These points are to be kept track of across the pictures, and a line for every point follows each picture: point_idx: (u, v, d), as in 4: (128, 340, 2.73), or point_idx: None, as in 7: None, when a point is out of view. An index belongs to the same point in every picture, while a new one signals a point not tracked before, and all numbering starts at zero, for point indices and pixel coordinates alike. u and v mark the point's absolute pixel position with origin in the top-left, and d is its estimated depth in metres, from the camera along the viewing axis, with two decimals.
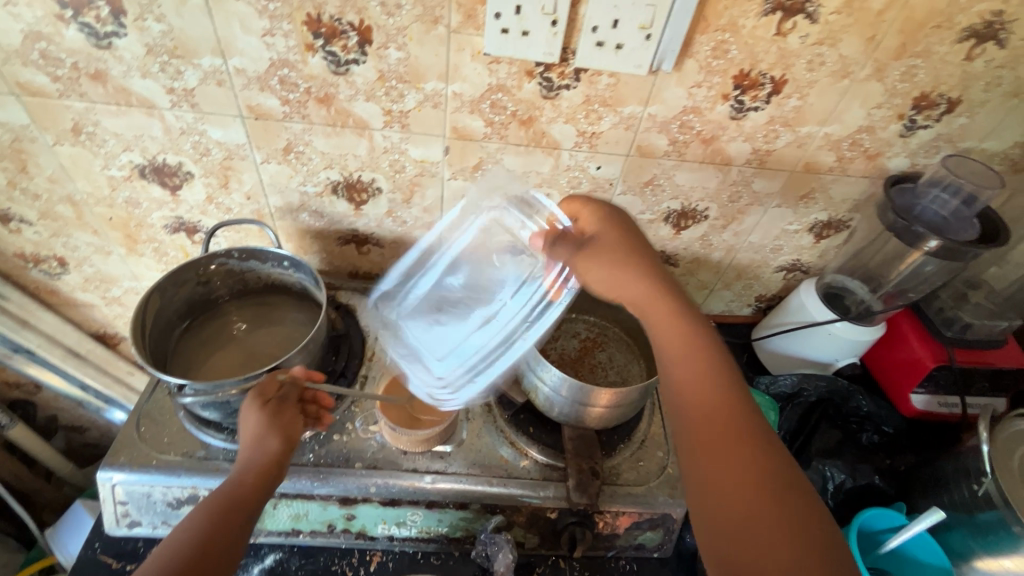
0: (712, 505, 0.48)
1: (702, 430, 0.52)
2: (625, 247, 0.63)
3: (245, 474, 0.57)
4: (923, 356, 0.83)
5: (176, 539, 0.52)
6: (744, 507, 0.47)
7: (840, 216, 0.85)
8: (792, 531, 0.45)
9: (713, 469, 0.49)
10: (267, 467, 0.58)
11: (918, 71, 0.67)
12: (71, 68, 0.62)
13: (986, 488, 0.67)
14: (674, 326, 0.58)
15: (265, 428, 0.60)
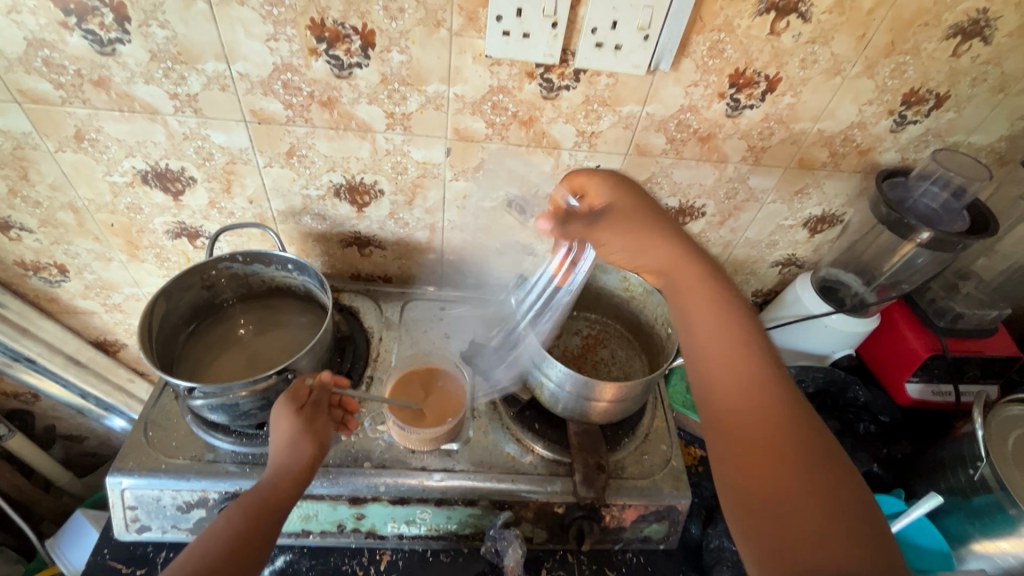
0: (746, 476, 0.48)
1: (738, 399, 0.51)
2: (636, 233, 0.62)
3: (279, 473, 0.58)
4: (917, 347, 0.84)
5: (214, 539, 0.53)
6: (782, 477, 0.46)
7: (834, 211, 0.87)
8: (832, 510, 0.44)
9: (749, 440, 0.49)
10: (302, 469, 0.59)
11: (907, 68, 0.69)
12: (75, 75, 0.62)
13: (981, 471, 0.69)
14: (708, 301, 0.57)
15: (299, 434, 0.60)
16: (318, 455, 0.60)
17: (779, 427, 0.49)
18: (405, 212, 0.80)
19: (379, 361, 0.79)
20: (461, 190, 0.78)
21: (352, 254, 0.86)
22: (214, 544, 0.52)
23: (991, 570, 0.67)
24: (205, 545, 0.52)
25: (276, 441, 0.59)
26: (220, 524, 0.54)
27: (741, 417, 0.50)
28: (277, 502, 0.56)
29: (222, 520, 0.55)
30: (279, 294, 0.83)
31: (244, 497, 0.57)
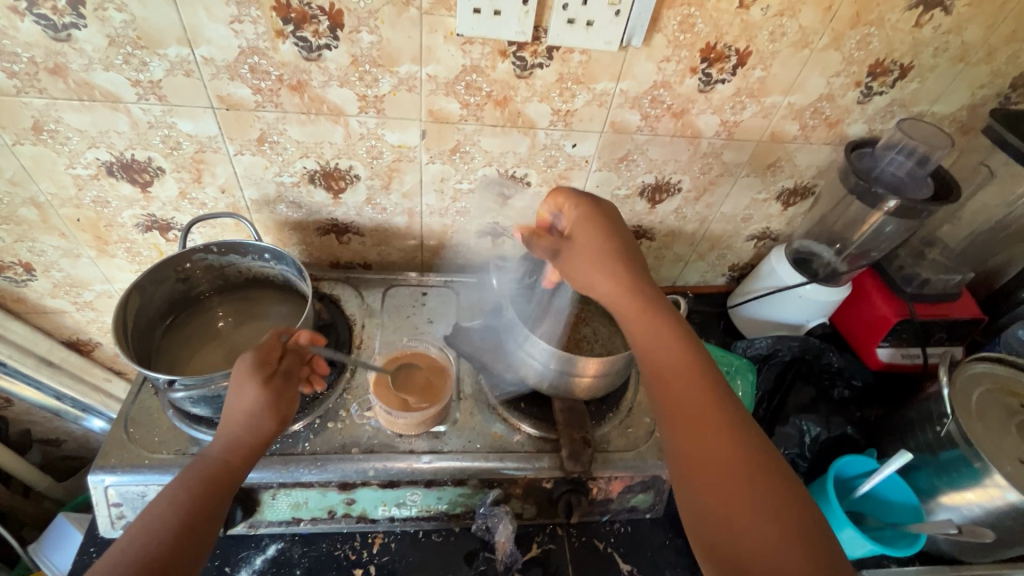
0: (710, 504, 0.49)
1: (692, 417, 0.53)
2: (594, 257, 0.61)
3: (228, 444, 0.58)
4: (887, 312, 0.87)
5: (159, 513, 0.52)
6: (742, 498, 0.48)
7: (805, 182, 0.89)
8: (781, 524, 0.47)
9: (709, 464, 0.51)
10: (251, 444, 0.58)
11: (872, 39, 0.71)
12: (29, 63, 0.59)
13: (947, 428, 0.72)
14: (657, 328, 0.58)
15: (261, 408, 0.59)
16: (274, 426, 0.60)
17: (740, 453, 0.50)
18: (382, 197, 0.80)
19: (362, 347, 0.78)
20: (438, 173, 0.77)
21: (330, 242, 0.85)
22: (161, 520, 0.51)
23: (958, 520, 0.71)
24: (148, 519, 0.52)
25: (227, 410, 0.59)
26: (166, 497, 0.54)
27: (693, 433, 0.52)
28: (225, 480, 0.56)
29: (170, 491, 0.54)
30: (257, 284, 0.82)
31: (190, 471, 0.56)
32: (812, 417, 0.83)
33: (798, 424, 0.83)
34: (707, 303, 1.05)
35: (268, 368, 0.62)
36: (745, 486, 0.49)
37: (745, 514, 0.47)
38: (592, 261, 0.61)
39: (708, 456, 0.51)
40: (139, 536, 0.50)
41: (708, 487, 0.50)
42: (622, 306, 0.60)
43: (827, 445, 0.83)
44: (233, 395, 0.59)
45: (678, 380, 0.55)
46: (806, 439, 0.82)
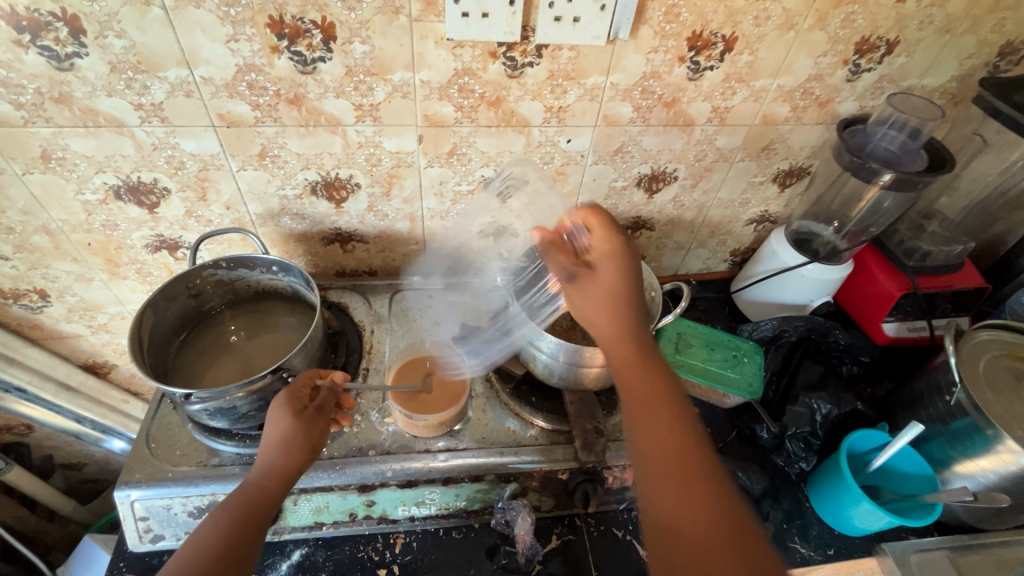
0: (667, 487, 0.48)
1: (663, 432, 0.50)
2: (609, 293, 0.58)
3: (262, 451, 0.59)
4: (890, 288, 0.87)
5: (203, 542, 0.53)
6: (695, 508, 0.46)
7: (800, 163, 0.90)
8: (724, 527, 0.45)
9: (666, 468, 0.48)
10: (286, 469, 0.59)
11: (857, 17, 0.71)
12: (34, 93, 0.61)
13: (957, 397, 0.73)
14: (616, 330, 0.57)
15: (293, 436, 0.60)
16: (305, 454, 0.60)
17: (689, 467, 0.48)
18: (383, 203, 0.82)
19: (373, 353, 0.80)
20: (437, 176, 0.79)
21: (336, 251, 0.87)
22: (204, 550, 0.52)
23: (975, 488, 0.71)
24: (195, 546, 0.53)
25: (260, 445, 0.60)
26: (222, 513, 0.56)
27: (663, 447, 0.49)
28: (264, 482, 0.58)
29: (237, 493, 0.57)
30: (266, 296, 0.83)
31: (229, 501, 0.57)
32: (821, 395, 0.83)
33: (808, 402, 0.82)
34: (710, 289, 1.07)
35: (300, 401, 0.63)
36: (709, 517, 0.45)
37: (696, 515, 0.45)
38: (604, 294, 0.58)
39: (671, 471, 0.48)
40: (182, 563, 0.51)
41: (685, 509, 0.46)
42: (604, 329, 0.57)
43: (839, 421, 0.82)
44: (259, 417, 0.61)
45: (641, 404, 0.52)
46: (817, 418, 0.82)
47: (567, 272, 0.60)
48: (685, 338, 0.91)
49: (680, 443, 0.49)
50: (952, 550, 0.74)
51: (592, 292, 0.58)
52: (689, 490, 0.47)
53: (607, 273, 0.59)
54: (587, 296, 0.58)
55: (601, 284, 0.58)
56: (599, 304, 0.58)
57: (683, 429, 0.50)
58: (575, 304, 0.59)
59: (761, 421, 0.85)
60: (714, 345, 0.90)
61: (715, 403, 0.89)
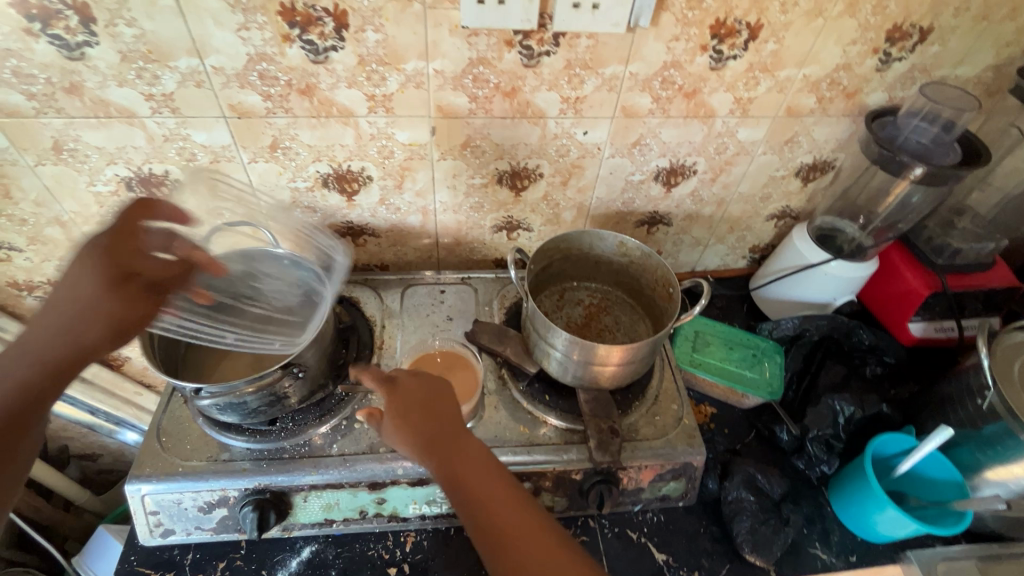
0: (507, 532, 0.53)
1: (498, 510, 0.54)
2: (421, 398, 0.61)
3: (59, 348, 0.57)
4: (917, 286, 0.85)
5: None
6: (522, 515, 0.54)
7: (825, 157, 0.87)
8: (544, 532, 0.53)
9: (503, 521, 0.53)
10: (105, 334, 0.58)
11: (889, 3, 0.68)
12: (46, 83, 0.60)
13: (989, 400, 0.70)
14: (419, 409, 0.60)
15: (99, 288, 0.58)
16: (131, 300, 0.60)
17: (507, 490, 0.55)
18: (395, 196, 0.81)
19: (384, 349, 0.79)
20: (449, 169, 0.78)
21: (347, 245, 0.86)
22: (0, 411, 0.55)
23: (1006, 495, 0.68)
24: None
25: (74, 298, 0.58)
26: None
27: (484, 490, 0.55)
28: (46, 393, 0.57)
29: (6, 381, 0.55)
30: None
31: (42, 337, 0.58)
32: (845, 397, 0.80)
33: (831, 404, 0.80)
34: (728, 286, 1.04)
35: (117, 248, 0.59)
36: (537, 527, 0.53)
37: (537, 539, 0.52)
38: (420, 400, 0.60)
39: (509, 520, 0.53)
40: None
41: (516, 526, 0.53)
42: (393, 414, 0.60)
43: (863, 424, 0.80)
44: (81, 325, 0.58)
45: (463, 452, 0.58)
46: (839, 420, 0.79)
47: (390, 387, 0.63)
48: (703, 337, 0.89)
49: (497, 474, 0.57)
50: (980, 561, 0.71)
51: (399, 419, 0.59)
52: (535, 535, 0.52)
53: (393, 376, 0.63)
54: (403, 396, 0.61)
55: (412, 395, 0.61)
56: (398, 418, 0.60)
57: (487, 464, 0.57)
58: (389, 395, 0.61)
59: (780, 423, 0.82)
60: (732, 345, 0.89)
61: (732, 403, 0.87)
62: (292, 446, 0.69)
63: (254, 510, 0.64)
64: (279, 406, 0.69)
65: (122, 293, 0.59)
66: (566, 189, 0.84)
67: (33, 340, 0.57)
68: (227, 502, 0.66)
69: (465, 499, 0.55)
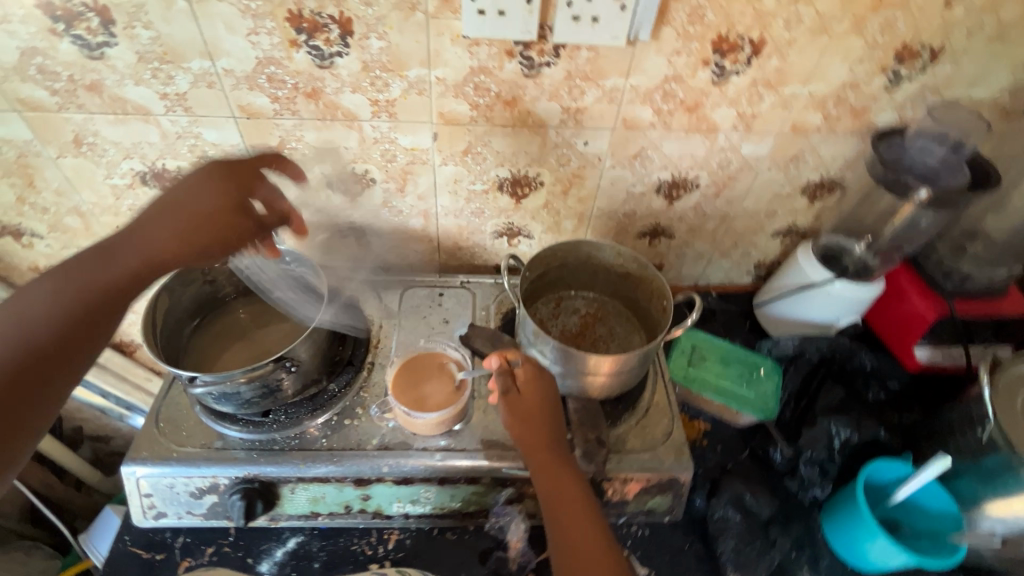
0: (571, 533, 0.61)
1: (569, 511, 0.62)
2: (527, 407, 0.68)
3: (161, 251, 0.58)
4: (923, 309, 0.83)
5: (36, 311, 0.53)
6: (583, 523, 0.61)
7: (832, 175, 0.86)
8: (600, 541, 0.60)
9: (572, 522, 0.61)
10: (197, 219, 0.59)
11: (897, 22, 0.67)
12: (68, 80, 0.64)
13: (989, 432, 0.68)
14: (538, 414, 0.68)
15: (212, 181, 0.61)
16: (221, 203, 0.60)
17: (575, 496, 0.63)
18: (398, 199, 0.82)
19: (379, 348, 0.81)
20: (451, 174, 0.79)
21: None
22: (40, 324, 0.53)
23: (1006, 532, 0.66)
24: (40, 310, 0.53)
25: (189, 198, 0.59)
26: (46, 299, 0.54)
27: (564, 497, 0.63)
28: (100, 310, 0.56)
29: (45, 290, 0.54)
30: None
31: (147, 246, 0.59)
32: (842, 420, 0.78)
33: (826, 426, 0.78)
34: (731, 301, 1.03)
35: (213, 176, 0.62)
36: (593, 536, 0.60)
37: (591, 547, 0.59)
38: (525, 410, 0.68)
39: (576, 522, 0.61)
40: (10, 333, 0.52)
41: (581, 536, 0.61)
42: (527, 413, 0.68)
43: (859, 448, 0.78)
44: (197, 232, 0.59)
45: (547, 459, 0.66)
46: (835, 443, 0.77)
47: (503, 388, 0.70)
48: (699, 351, 0.89)
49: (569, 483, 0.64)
50: None
51: (518, 418, 0.68)
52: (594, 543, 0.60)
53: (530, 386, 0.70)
54: (520, 403, 0.68)
55: (530, 405, 0.68)
56: (519, 416, 0.68)
57: (567, 472, 0.65)
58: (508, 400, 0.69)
59: (774, 443, 0.81)
60: (729, 361, 0.88)
61: (727, 420, 0.86)
62: (283, 438, 0.71)
63: (242, 499, 0.66)
64: (273, 398, 0.70)
65: (234, 219, 0.61)
66: (567, 198, 0.85)
67: (77, 267, 0.56)
68: (217, 489, 0.68)
69: (551, 505, 0.63)
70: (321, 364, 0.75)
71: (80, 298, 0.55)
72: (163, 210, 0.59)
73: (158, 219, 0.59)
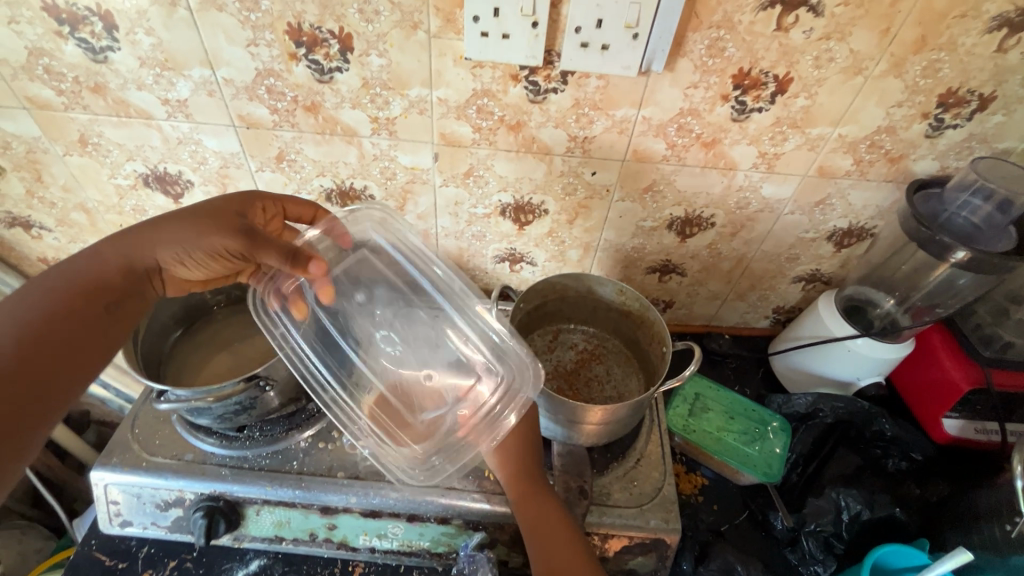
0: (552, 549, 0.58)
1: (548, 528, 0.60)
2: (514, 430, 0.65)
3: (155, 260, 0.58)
4: (956, 377, 0.75)
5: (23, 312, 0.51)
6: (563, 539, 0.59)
7: (862, 223, 0.79)
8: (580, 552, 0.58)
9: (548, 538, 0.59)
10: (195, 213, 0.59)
11: (942, 65, 0.61)
12: (73, 82, 0.64)
13: (1020, 528, 0.61)
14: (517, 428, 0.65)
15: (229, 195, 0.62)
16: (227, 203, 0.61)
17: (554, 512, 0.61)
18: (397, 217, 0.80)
19: None
20: (452, 195, 0.77)
21: None
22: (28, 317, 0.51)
23: None
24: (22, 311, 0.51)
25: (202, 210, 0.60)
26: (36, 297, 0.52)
27: (547, 531, 0.59)
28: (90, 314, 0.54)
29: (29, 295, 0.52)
30: None
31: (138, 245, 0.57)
32: (853, 493, 0.72)
33: (834, 498, 0.72)
34: (744, 346, 0.97)
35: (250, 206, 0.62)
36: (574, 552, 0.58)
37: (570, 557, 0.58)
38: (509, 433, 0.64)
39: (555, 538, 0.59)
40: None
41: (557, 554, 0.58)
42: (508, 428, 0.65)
43: (870, 525, 0.72)
44: (191, 235, 0.58)
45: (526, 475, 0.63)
46: (843, 517, 0.71)
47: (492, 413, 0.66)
48: (703, 401, 0.83)
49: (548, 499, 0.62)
50: None
51: (499, 453, 0.64)
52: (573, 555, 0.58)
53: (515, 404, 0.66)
54: (504, 438, 0.64)
55: (513, 438, 0.64)
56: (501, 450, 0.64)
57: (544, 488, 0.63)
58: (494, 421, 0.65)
59: (775, 509, 0.75)
60: (734, 415, 0.82)
61: (727, 476, 0.79)
62: (255, 456, 0.69)
63: (204, 517, 0.64)
64: (247, 414, 0.68)
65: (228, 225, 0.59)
66: (573, 228, 0.81)
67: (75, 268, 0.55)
68: (182, 504, 0.67)
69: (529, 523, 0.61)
70: (301, 382, 0.73)
71: (74, 294, 0.54)
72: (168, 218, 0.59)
73: (155, 229, 0.58)
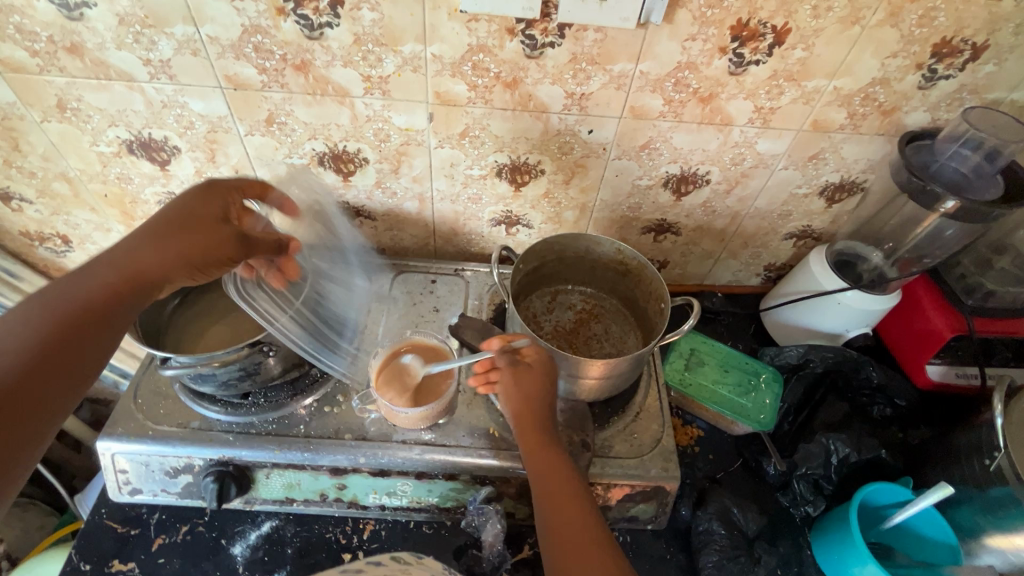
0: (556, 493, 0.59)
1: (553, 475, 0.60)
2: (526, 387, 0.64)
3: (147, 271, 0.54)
4: (940, 326, 0.77)
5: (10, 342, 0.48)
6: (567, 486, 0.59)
7: (853, 177, 0.80)
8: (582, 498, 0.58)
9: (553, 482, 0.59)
10: (184, 220, 0.56)
11: (938, 14, 0.61)
12: (48, 42, 0.61)
13: (997, 462, 0.64)
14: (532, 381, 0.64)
15: (202, 196, 0.59)
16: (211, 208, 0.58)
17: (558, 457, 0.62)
18: (392, 180, 0.79)
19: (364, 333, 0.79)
20: (447, 157, 0.76)
21: None
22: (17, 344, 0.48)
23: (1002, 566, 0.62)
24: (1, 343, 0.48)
25: (188, 218, 0.56)
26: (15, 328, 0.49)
27: (553, 483, 0.59)
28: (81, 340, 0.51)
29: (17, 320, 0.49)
30: None
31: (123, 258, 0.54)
32: (842, 437, 0.75)
33: (824, 443, 0.75)
34: (736, 303, 0.99)
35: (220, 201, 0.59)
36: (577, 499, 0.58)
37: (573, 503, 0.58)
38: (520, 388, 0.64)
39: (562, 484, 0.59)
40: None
41: (562, 496, 0.58)
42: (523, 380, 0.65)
43: (857, 467, 0.75)
44: (186, 243, 0.55)
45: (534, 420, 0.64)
46: (833, 461, 0.74)
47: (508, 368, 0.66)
48: (698, 355, 0.86)
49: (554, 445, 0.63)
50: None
51: (510, 397, 0.65)
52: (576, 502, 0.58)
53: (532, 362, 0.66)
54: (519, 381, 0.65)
55: (527, 385, 0.64)
56: (516, 398, 0.64)
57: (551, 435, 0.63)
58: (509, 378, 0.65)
59: (768, 456, 0.78)
60: (728, 368, 0.84)
61: (721, 428, 0.83)
62: (261, 422, 0.69)
63: (214, 482, 0.65)
64: (250, 380, 0.68)
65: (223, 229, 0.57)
66: (569, 188, 0.81)
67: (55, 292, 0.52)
68: (192, 470, 0.67)
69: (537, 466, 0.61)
70: None
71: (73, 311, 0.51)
72: (162, 227, 0.56)
73: (141, 238, 0.56)
